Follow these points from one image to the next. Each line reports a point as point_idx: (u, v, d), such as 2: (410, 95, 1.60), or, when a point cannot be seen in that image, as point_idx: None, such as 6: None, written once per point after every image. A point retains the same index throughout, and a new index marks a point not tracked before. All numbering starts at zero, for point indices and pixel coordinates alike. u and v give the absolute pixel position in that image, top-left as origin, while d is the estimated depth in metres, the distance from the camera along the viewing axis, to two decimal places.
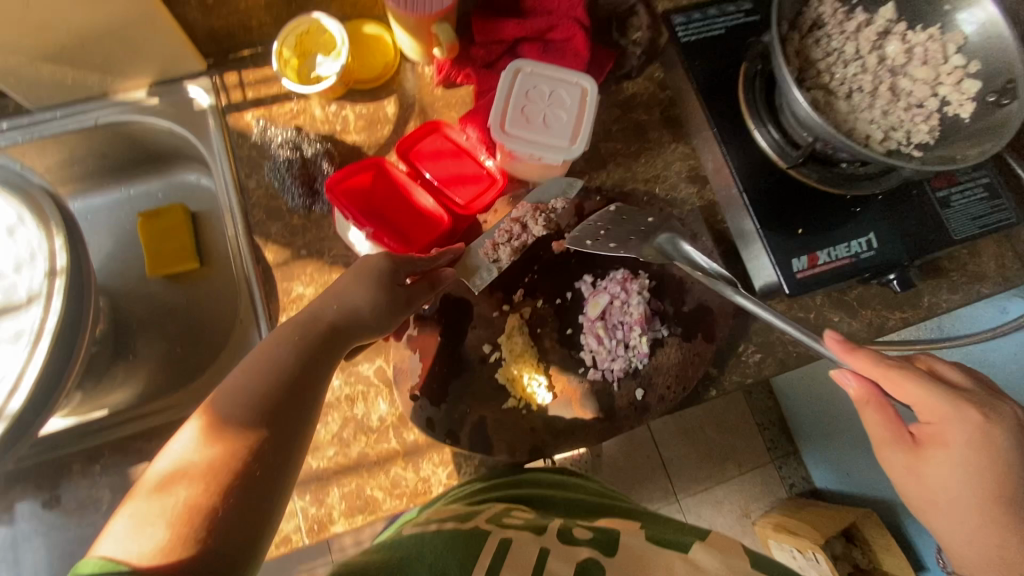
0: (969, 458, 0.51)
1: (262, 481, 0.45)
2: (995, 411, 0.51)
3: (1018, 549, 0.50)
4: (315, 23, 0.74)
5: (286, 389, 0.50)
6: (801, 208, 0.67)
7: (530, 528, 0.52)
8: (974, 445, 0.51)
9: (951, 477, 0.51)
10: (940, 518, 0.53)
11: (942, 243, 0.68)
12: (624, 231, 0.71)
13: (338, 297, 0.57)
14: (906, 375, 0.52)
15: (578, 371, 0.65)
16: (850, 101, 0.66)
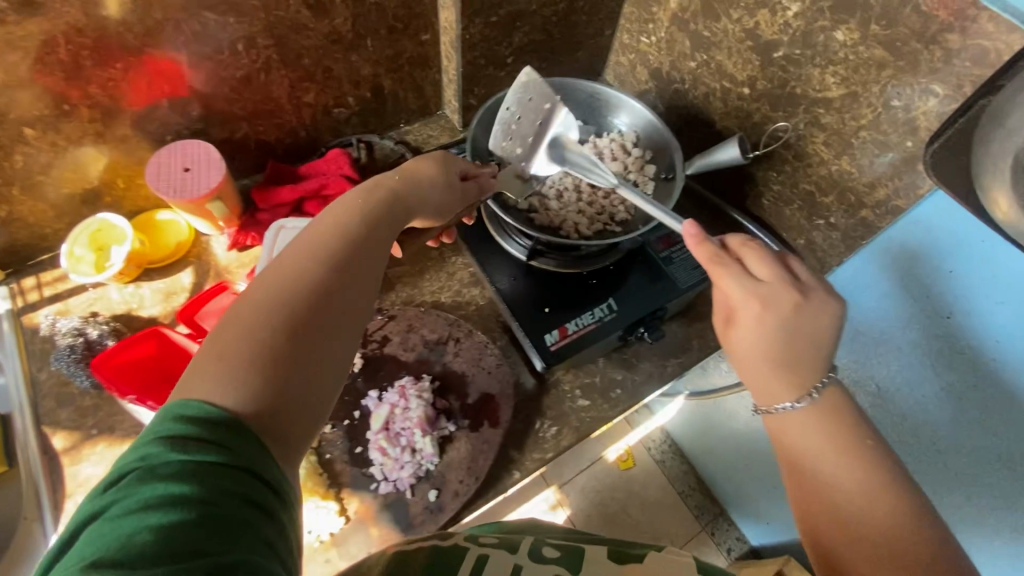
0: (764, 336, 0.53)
1: (295, 395, 0.44)
2: (774, 297, 0.54)
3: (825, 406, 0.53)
4: (105, 223, 0.83)
5: (339, 291, 0.50)
6: (547, 291, 0.78)
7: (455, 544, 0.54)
8: (761, 328, 0.53)
9: (762, 362, 0.54)
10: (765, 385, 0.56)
11: (674, 293, 0.79)
12: (406, 342, 0.78)
13: (407, 169, 0.63)
14: (750, 253, 0.57)
15: (371, 487, 0.67)
16: (560, 199, 0.80)
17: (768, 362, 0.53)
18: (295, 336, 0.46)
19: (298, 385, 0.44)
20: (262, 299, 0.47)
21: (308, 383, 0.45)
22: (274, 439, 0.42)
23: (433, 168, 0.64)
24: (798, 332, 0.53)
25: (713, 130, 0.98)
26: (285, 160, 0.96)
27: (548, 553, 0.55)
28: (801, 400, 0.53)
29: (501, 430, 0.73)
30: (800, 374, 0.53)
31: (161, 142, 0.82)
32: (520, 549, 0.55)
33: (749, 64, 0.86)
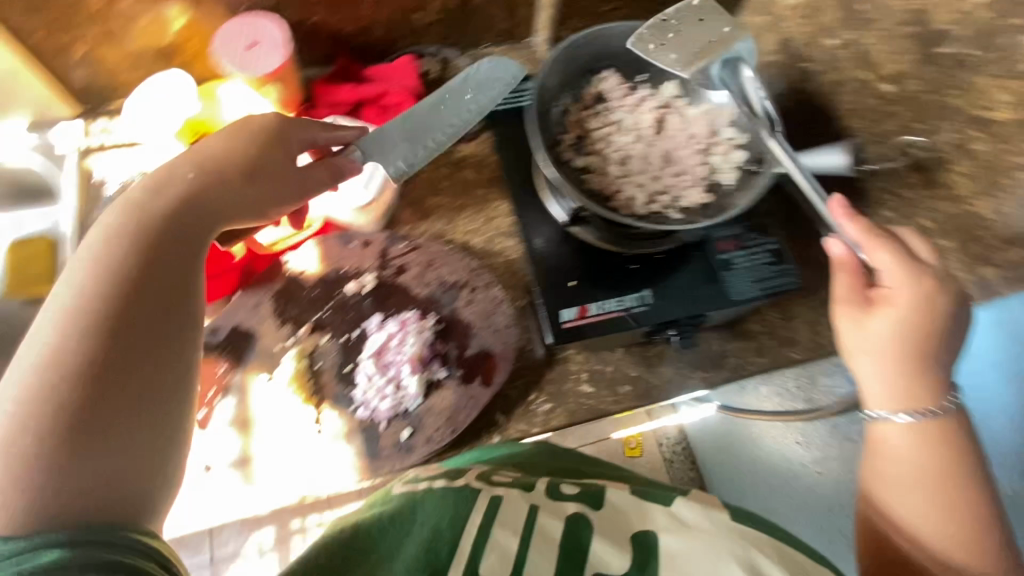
0: (908, 331, 0.50)
1: (108, 438, 0.39)
2: (940, 285, 0.50)
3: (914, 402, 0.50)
4: (171, 83, 0.83)
5: (131, 319, 0.42)
6: (580, 262, 0.70)
7: (521, 486, 0.56)
8: (905, 320, 0.50)
9: (886, 362, 0.51)
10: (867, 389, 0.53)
11: (720, 304, 0.70)
12: (422, 276, 0.75)
13: (198, 158, 0.53)
14: (913, 240, 0.54)
15: (348, 408, 0.67)
16: (624, 165, 0.70)
17: (902, 363, 0.50)
18: (97, 379, 0.40)
19: (120, 422, 0.40)
20: (58, 345, 0.40)
21: (133, 424, 0.40)
22: (113, 493, 0.38)
23: (226, 142, 0.55)
24: (934, 330, 0.50)
25: (832, 128, 0.82)
26: (356, 58, 0.91)
27: (566, 492, 0.56)
28: (911, 417, 0.50)
29: (490, 391, 0.69)
30: (906, 381, 0.50)
31: (235, 12, 0.79)
32: (536, 488, 0.56)
33: (902, 56, 0.69)
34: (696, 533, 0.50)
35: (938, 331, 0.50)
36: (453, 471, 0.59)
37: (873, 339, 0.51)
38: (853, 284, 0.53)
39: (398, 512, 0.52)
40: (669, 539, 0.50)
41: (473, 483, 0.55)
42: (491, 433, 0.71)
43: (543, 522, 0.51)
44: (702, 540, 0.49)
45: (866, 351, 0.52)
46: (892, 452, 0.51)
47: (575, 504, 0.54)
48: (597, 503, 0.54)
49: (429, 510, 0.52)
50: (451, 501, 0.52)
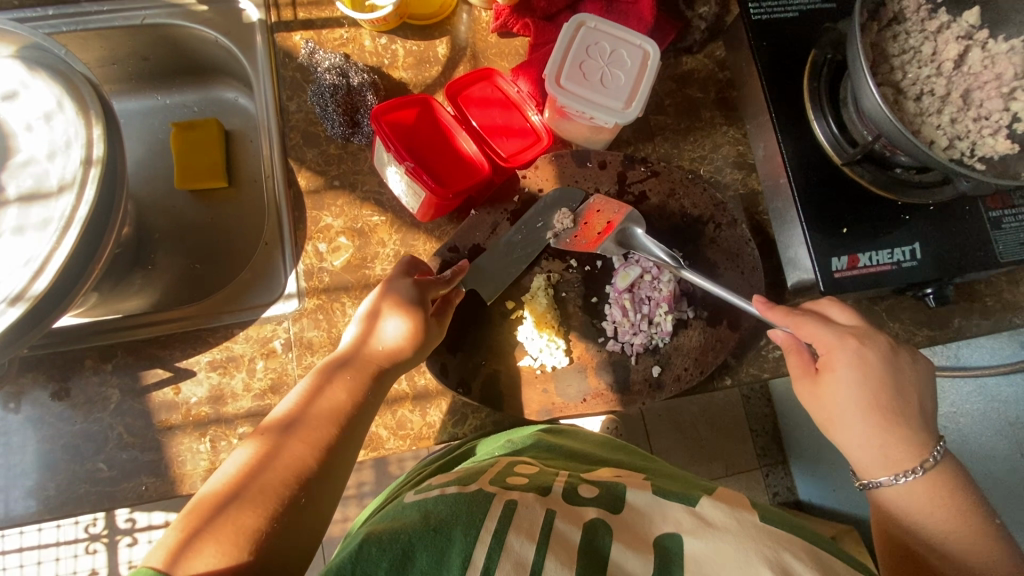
0: (867, 385, 0.50)
1: (297, 467, 0.49)
2: (871, 337, 0.52)
3: (905, 446, 0.49)
4: None
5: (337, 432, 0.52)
6: (849, 207, 0.66)
7: (534, 488, 0.49)
8: (860, 369, 0.50)
9: (859, 417, 0.50)
10: (838, 433, 0.52)
11: (987, 265, 0.66)
12: (663, 207, 0.69)
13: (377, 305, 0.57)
14: (831, 307, 0.56)
15: (598, 340, 0.65)
16: (916, 104, 0.64)
17: (875, 415, 0.50)
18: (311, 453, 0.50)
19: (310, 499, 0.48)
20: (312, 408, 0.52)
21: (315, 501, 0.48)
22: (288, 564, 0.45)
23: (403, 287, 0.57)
24: (903, 373, 0.51)
25: None
26: None
27: (584, 492, 0.50)
28: (906, 475, 0.48)
29: (738, 334, 0.67)
30: (902, 441, 0.49)
31: None
32: (553, 489, 0.50)
33: None
34: (720, 533, 0.44)
35: (899, 383, 0.50)
36: (463, 475, 0.52)
37: (834, 404, 0.51)
38: (802, 364, 0.54)
39: (414, 524, 0.45)
40: (695, 541, 0.44)
41: (488, 488, 0.49)
42: (723, 375, 0.70)
43: (556, 526, 0.45)
44: (730, 540, 0.43)
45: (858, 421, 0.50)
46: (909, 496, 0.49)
47: (592, 508, 0.48)
48: (617, 505, 0.49)
49: (443, 509, 0.47)
50: (463, 504, 0.47)
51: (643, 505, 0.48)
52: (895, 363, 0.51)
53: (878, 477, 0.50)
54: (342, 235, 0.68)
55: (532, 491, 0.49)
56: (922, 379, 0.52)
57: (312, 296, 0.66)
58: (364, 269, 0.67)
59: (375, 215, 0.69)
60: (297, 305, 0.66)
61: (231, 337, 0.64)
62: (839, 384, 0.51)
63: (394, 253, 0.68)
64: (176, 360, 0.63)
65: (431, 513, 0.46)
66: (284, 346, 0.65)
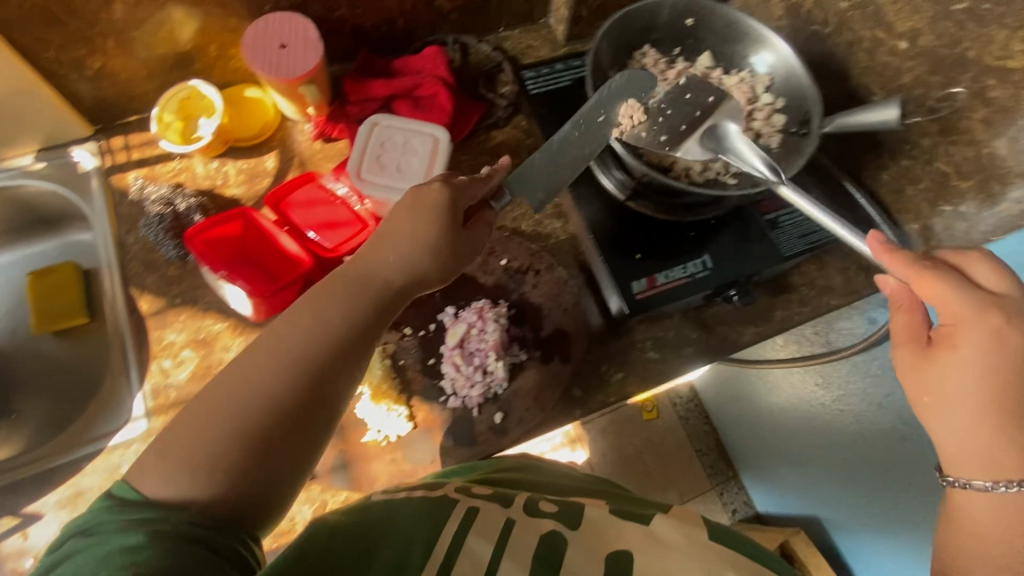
0: (983, 370, 0.46)
1: (266, 434, 0.47)
2: (1017, 307, 0.46)
3: (1016, 451, 0.44)
4: (194, 91, 0.80)
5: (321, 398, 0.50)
6: (640, 236, 0.74)
7: (497, 499, 0.55)
8: (989, 346, 0.45)
9: (970, 405, 0.46)
10: (932, 412, 0.48)
11: (773, 261, 0.75)
12: (485, 264, 0.76)
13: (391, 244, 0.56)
14: (978, 267, 0.48)
15: (439, 400, 0.68)
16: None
17: (992, 408, 0.45)
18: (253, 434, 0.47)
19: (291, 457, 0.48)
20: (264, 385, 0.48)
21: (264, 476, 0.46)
22: (246, 499, 0.45)
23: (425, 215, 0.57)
24: (1019, 365, 0.45)
25: (844, 86, 0.88)
26: (376, 50, 0.89)
27: (548, 510, 0.55)
28: (1008, 485, 0.44)
29: (570, 366, 0.72)
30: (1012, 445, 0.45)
31: (258, 10, 0.76)
32: (514, 501, 0.55)
33: (916, 15, 0.75)
34: (672, 548, 0.51)
35: (1022, 378, 0.45)
36: (430, 484, 0.59)
37: (957, 385, 0.46)
38: (913, 325, 0.50)
39: (368, 524, 0.49)
40: (644, 555, 0.49)
41: (452, 495, 0.55)
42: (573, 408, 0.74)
43: (516, 530, 0.50)
44: (693, 554, 0.50)
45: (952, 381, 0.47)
46: (983, 508, 0.45)
47: (552, 521, 0.53)
48: (576, 522, 0.53)
49: (407, 508, 0.51)
50: (429, 509, 0.51)
51: (598, 520, 0.54)
52: (1022, 345, 0.45)
53: (971, 479, 0.46)
54: (186, 349, 0.71)
55: (497, 502, 0.55)
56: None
57: (159, 412, 0.69)
58: (211, 376, 0.70)
59: (218, 323, 0.73)
60: (145, 424, 0.68)
61: (79, 470, 0.66)
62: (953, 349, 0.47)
63: (238, 355, 0.71)
64: (22, 506, 0.65)
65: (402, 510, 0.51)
66: (132, 470, 0.66)
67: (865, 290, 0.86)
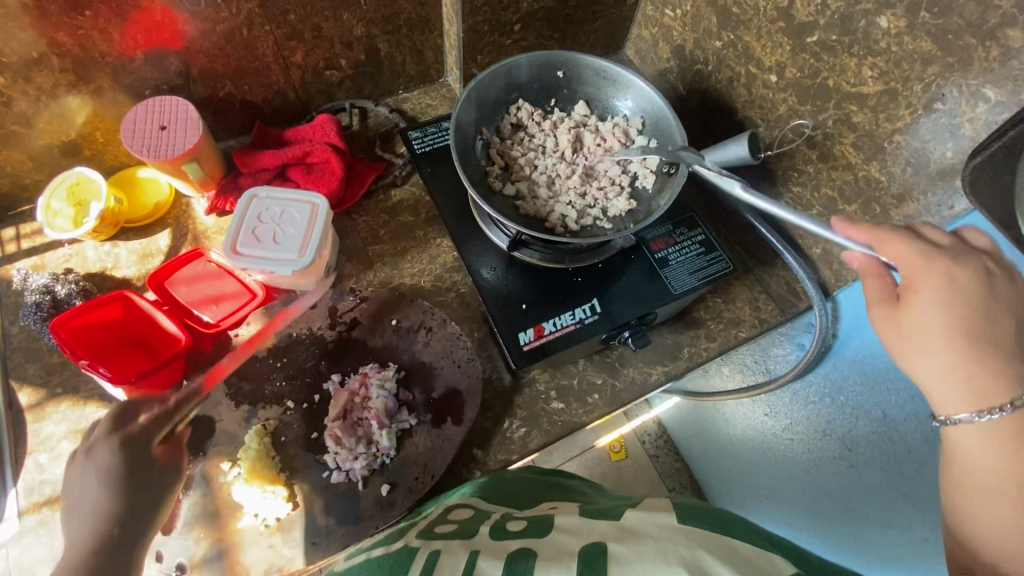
0: (957, 307, 0.48)
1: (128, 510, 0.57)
2: (961, 259, 0.50)
3: (999, 379, 0.46)
4: (83, 177, 0.80)
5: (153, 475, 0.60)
6: (526, 286, 0.73)
7: (462, 533, 0.55)
8: (947, 290, 0.49)
9: (945, 351, 0.48)
10: (908, 352, 0.50)
11: (664, 300, 0.74)
12: (375, 327, 0.74)
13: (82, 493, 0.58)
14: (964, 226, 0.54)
15: (322, 475, 0.65)
16: (550, 188, 0.74)
17: (959, 342, 0.48)
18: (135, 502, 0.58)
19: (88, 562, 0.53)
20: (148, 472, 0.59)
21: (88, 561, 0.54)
22: None
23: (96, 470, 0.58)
24: (998, 299, 0.49)
25: (733, 119, 0.90)
26: (273, 121, 0.91)
27: (513, 530, 0.55)
28: (992, 412, 0.45)
29: (463, 428, 0.69)
30: (995, 374, 0.46)
31: (140, 95, 0.78)
32: (478, 530, 0.55)
33: (779, 49, 0.77)
34: (645, 538, 0.48)
35: (990, 320, 0.48)
36: (395, 534, 0.58)
37: (917, 324, 0.50)
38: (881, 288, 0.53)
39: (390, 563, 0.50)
40: (619, 546, 0.48)
41: (414, 542, 0.54)
42: (472, 469, 0.71)
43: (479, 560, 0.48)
44: (653, 546, 0.47)
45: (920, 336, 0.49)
46: (980, 442, 0.46)
47: (517, 538, 0.53)
48: (543, 530, 0.54)
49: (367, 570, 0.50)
50: (387, 560, 0.51)
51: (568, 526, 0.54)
52: (993, 288, 0.49)
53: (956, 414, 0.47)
54: (65, 440, 0.69)
55: (460, 535, 0.54)
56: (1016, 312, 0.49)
57: (31, 511, 0.66)
58: None
59: (100, 410, 0.71)
60: (15, 526, 0.65)
61: None
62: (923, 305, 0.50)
63: None
64: None
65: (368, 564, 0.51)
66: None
67: (773, 318, 0.86)
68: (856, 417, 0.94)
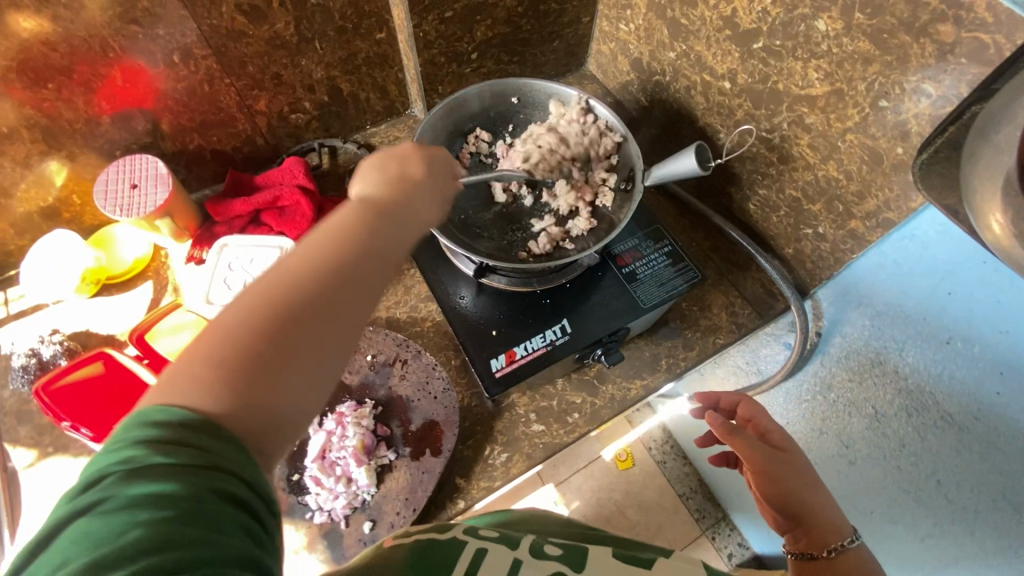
0: (806, 465, 0.65)
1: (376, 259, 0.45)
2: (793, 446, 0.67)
3: (832, 514, 0.61)
4: (60, 235, 0.81)
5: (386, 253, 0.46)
6: (495, 312, 0.74)
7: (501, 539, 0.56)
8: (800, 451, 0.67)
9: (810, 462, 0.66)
10: (811, 484, 0.63)
11: (635, 314, 0.74)
12: (351, 363, 0.75)
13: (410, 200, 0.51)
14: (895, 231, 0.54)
15: (306, 516, 0.66)
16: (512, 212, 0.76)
17: (812, 477, 0.64)
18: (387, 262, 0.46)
19: (295, 350, 0.39)
20: (292, 264, 0.41)
21: (293, 358, 0.39)
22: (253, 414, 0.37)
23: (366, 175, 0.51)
24: None
25: (695, 127, 0.90)
26: (245, 168, 0.94)
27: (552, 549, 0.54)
28: (852, 539, 0.59)
29: (442, 459, 0.69)
30: (838, 517, 0.61)
31: (112, 157, 0.81)
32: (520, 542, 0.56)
33: (729, 57, 0.77)
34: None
35: (807, 471, 0.64)
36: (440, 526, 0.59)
37: (804, 467, 0.65)
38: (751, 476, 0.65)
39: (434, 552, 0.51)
40: None
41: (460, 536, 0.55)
42: (455, 499, 0.71)
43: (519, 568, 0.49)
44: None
45: (788, 470, 0.64)
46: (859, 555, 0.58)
47: (555, 559, 0.52)
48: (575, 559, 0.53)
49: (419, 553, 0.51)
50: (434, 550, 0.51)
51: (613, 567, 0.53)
52: (771, 454, 0.65)
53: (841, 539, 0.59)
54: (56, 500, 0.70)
55: (504, 545, 0.54)
56: (794, 449, 0.67)
57: None
58: None
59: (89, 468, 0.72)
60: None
61: None
62: (795, 458, 0.65)
63: None
64: None
65: (404, 556, 0.50)
66: None
67: (751, 323, 0.85)
68: (848, 416, 0.89)
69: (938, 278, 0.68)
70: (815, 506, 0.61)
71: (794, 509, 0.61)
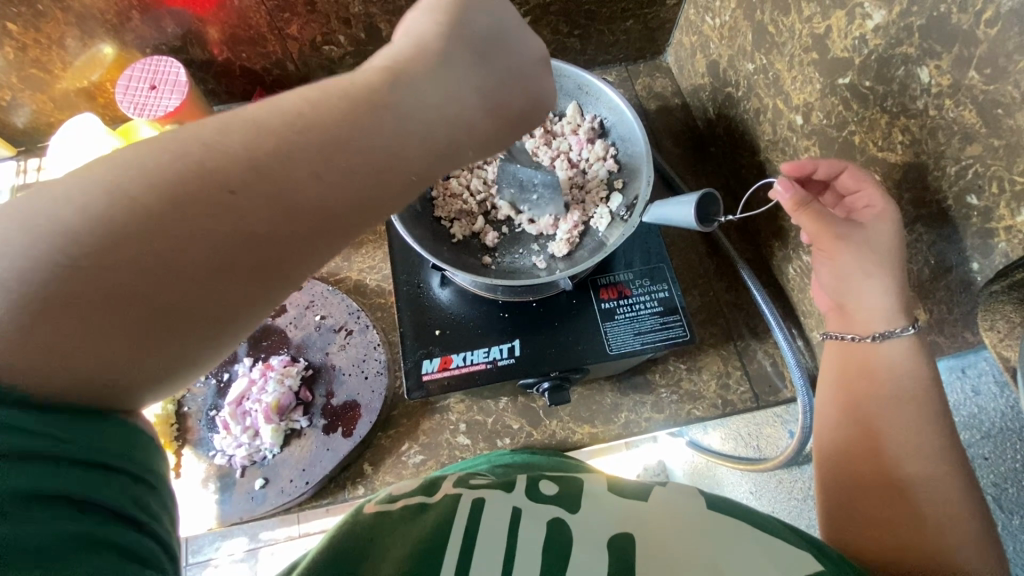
0: (900, 254, 0.50)
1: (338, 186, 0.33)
2: (891, 220, 0.50)
3: (904, 386, 0.49)
4: (90, 118, 0.85)
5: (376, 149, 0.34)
6: (444, 312, 0.68)
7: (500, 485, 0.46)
8: (893, 222, 0.50)
9: (901, 260, 0.50)
10: (884, 280, 0.50)
11: (597, 357, 0.65)
12: (299, 319, 0.74)
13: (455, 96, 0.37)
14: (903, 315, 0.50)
15: (208, 454, 0.67)
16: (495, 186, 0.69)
17: (892, 266, 0.50)
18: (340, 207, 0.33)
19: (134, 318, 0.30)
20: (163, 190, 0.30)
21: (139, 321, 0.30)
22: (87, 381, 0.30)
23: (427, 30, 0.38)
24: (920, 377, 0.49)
25: (755, 159, 0.75)
26: (275, 91, 0.92)
27: (550, 490, 0.45)
28: (887, 333, 0.50)
29: (351, 442, 0.67)
30: (901, 302, 0.50)
31: (145, 54, 0.82)
32: (518, 486, 0.46)
33: (809, 86, 0.62)
34: (693, 537, 0.38)
35: (896, 246, 0.50)
36: (428, 483, 0.49)
37: (890, 238, 0.50)
38: (818, 229, 0.53)
39: (423, 530, 0.40)
40: (653, 550, 0.37)
41: (453, 491, 0.45)
42: (355, 485, 0.68)
43: (523, 526, 0.39)
44: (692, 545, 0.37)
45: (869, 249, 0.50)
46: (907, 429, 0.47)
47: (553, 506, 0.42)
48: (577, 504, 0.42)
49: (391, 526, 0.42)
50: (414, 519, 0.42)
51: (626, 516, 0.41)
52: (847, 232, 0.51)
53: (890, 331, 0.50)
54: None
55: (501, 489, 0.45)
56: (878, 202, 0.51)
57: None
58: None
59: None
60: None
61: None
62: (875, 230, 0.50)
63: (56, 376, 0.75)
64: None
65: (395, 527, 0.41)
66: None
67: (744, 404, 0.72)
68: None
69: (979, 438, 0.53)
70: (880, 245, 0.50)
71: (839, 249, 0.51)
